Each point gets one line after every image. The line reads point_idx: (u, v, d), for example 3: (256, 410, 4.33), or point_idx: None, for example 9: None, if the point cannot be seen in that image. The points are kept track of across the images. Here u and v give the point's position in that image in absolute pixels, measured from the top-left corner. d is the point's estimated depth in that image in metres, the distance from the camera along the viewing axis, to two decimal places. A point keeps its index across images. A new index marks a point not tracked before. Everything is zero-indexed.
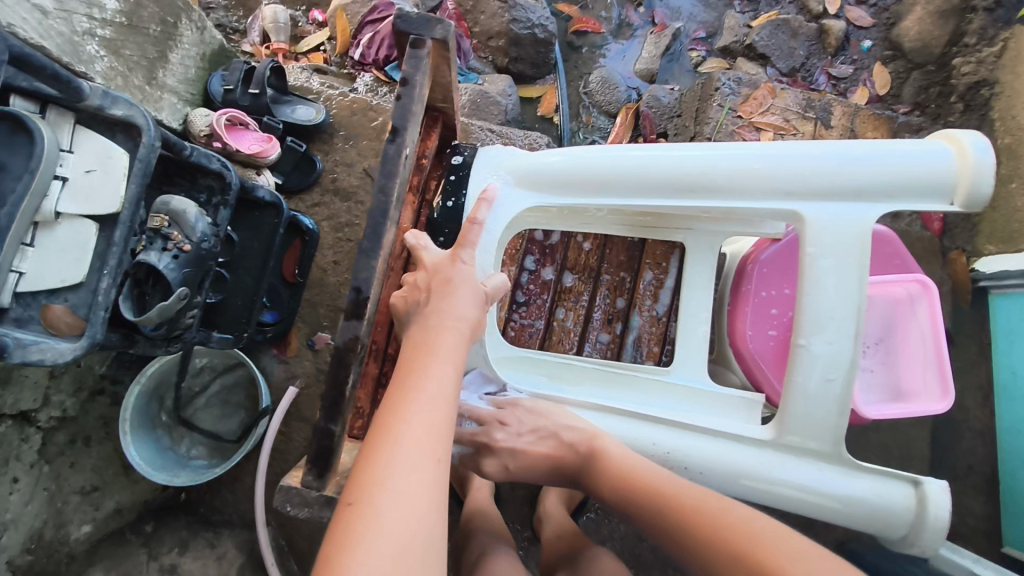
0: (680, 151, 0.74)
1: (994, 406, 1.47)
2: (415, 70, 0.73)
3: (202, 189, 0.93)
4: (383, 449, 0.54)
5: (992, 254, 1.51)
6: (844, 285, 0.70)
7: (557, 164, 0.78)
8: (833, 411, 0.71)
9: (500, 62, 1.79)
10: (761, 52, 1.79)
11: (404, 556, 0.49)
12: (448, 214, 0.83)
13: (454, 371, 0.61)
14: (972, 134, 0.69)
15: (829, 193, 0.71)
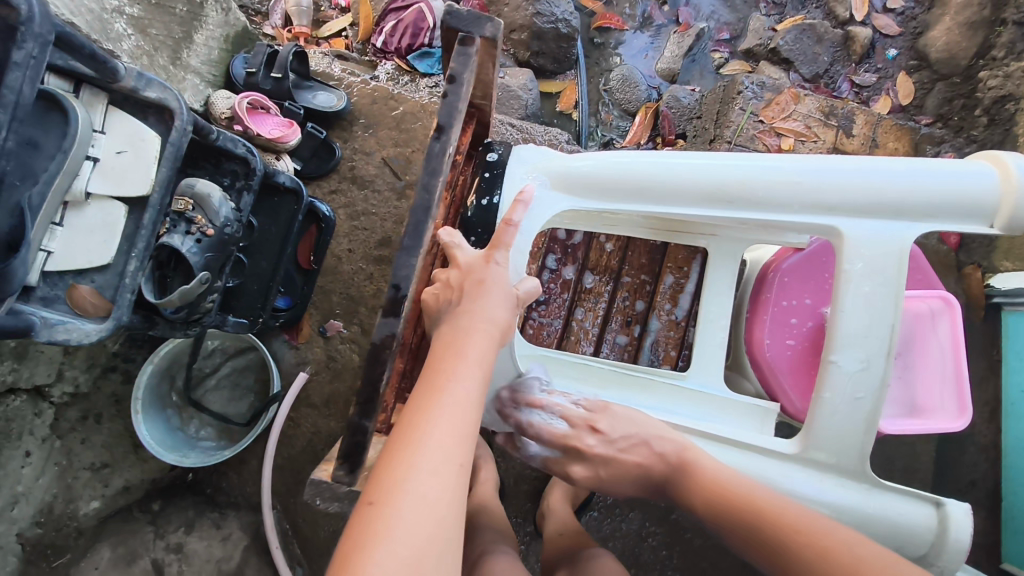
0: (715, 159, 0.74)
1: (1002, 424, 1.47)
2: (463, 68, 0.72)
3: (226, 173, 0.93)
4: (405, 450, 0.54)
5: (1008, 271, 1.50)
6: (876, 304, 0.70)
7: (592, 168, 0.78)
8: (858, 429, 0.72)
9: (521, 55, 1.78)
10: (785, 57, 1.78)
11: (419, 556, 0.49)
12: (481, 213, 0.81)
13: (480, 375, 0.61)
14: (1015, 156, 0.69)
15: (869, 210, 0.70)
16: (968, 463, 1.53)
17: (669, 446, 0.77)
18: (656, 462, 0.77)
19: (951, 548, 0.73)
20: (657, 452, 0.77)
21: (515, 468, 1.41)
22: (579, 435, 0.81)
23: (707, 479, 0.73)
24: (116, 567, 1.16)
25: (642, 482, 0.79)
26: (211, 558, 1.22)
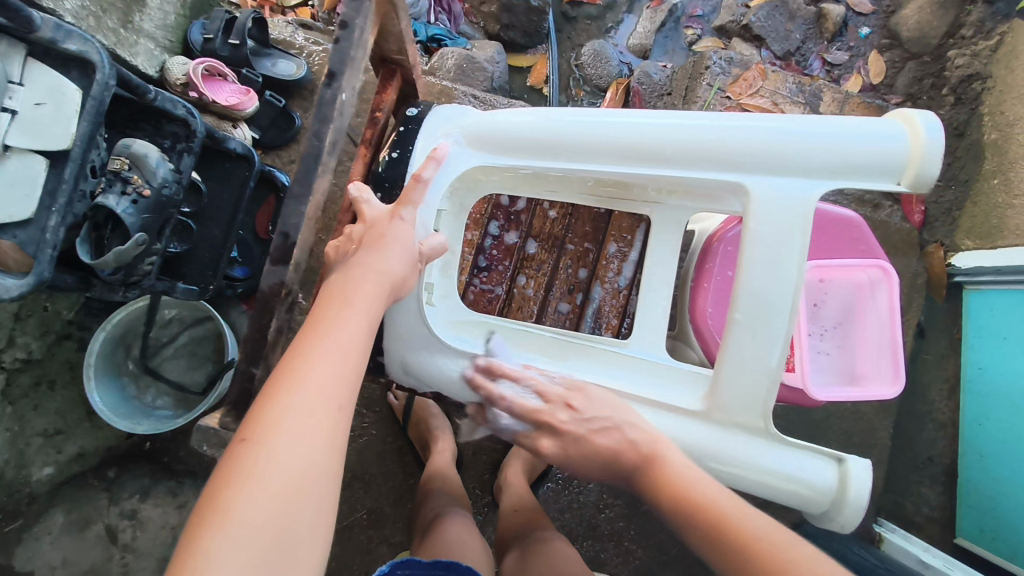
0: (630, 119, 0.74)
1: (959, 401, 1.49)
2: (356, 14, 0.73)
3: (166, 136, 0.93)
4: (282, 392, 0.55)
5: (970, 249, 1.51)
6: (782, 262, 0.69)
7: (509, 126, 0.78)
8: (762, 385, 0.72)
9: (491, 28, 1.76)
10: (757, 34, 1.75)
11: (287, 490, 0.50)
12: (392, 165, 0.82)
13: (367, 324, 0.63)
14: (925, 114, 0.67)
15: (777, 167, 0.69)
16: (925, 439, 1.56)
17: (643, 436, 0.72)
18: (628, 450, 0.71)
19: (850, 505, 0.74)
20: (629, 438, 0.72)
21: (474, 439, 1.42)
22: (553, 410, 0.75)
23: (673, 477, 0.67)
24: (69, 532, 1.20)
25: (613, 470, 0.73)
26: (166, 524, 1.25)
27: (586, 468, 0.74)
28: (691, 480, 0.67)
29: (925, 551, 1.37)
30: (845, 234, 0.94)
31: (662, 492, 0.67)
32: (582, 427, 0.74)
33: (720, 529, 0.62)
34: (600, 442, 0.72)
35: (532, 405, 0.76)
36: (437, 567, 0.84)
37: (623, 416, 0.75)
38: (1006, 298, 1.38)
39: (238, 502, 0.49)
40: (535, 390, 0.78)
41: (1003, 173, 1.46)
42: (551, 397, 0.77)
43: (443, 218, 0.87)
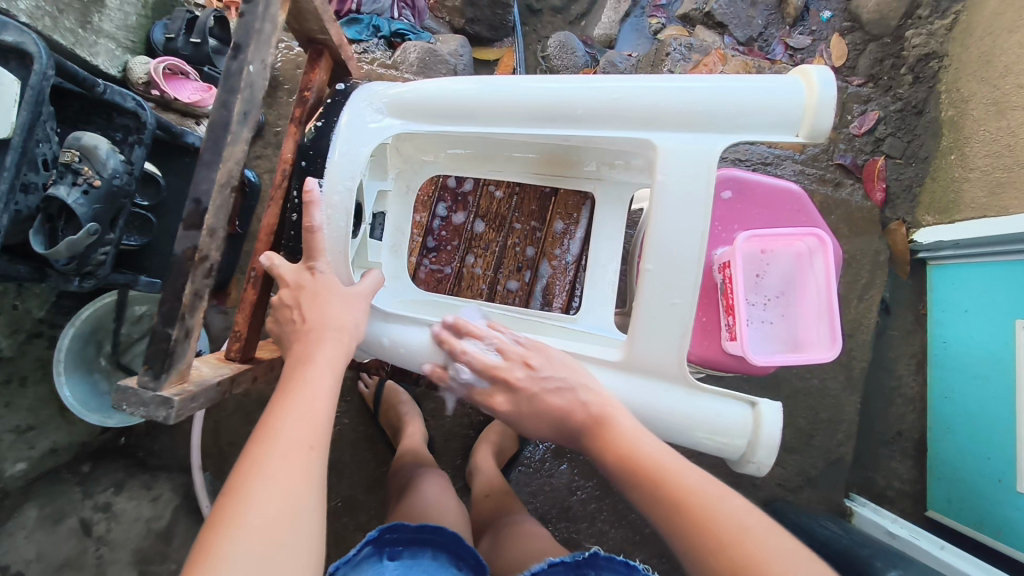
0: (539, 82, 0.74)
1: (927, 375, 1.53)
2: None
3: (118, 128, 0.95)
4: (259, 447, 0.60)
5: (930, 225, 1.53)
6: (688, 213, 0.71)
7: (427, 92, 0.77)
8: (676, 334, 0.74)
9: (456, 23, 1.78)
10: (720, 20, 1.75)
11: (295, 501, 0.57)
12: (317, 135, 0.78)
13: (333, 375, 0.68)
14: (820, 68, 0.69)
15: (681, 122, 0.71)
16: (895, 415, 1.58)
17: (595, 398, 0.73)
18: (577, 411, 0.73)
19: (764, 445, 0.78)
20: (582, 400, 0.73)
21: (445, 425, 1.43)
22: (510, 367, 0.76)
23: (621, 438, 0.70)
24: (43, 526, 1.20)
25: (564, 429, 0.75)
26: (141, 517, 1.27)
27: (535, 426, 0.77)
28: (633, 441, 0.69)
29: (893, 523, 1.39)
30: (786, 206, 0.97)
31: (607, 454, 0.70)
32: (537, 385, 0.75)
33: (656, 486, 0.65)
34: (553, 401, 0.74)
35: (483, 362, 0.77)
36: (425, 531, 0.84)
37: (582, 378, 0.76)
38: (967, 271, 1.41)
39: (245, 509, 0.55)
40: (496, 347, 0.78)
41: (958, 149, 1.50)
42: (510, 355, 0.77)
43: (388, 200, 0.91)
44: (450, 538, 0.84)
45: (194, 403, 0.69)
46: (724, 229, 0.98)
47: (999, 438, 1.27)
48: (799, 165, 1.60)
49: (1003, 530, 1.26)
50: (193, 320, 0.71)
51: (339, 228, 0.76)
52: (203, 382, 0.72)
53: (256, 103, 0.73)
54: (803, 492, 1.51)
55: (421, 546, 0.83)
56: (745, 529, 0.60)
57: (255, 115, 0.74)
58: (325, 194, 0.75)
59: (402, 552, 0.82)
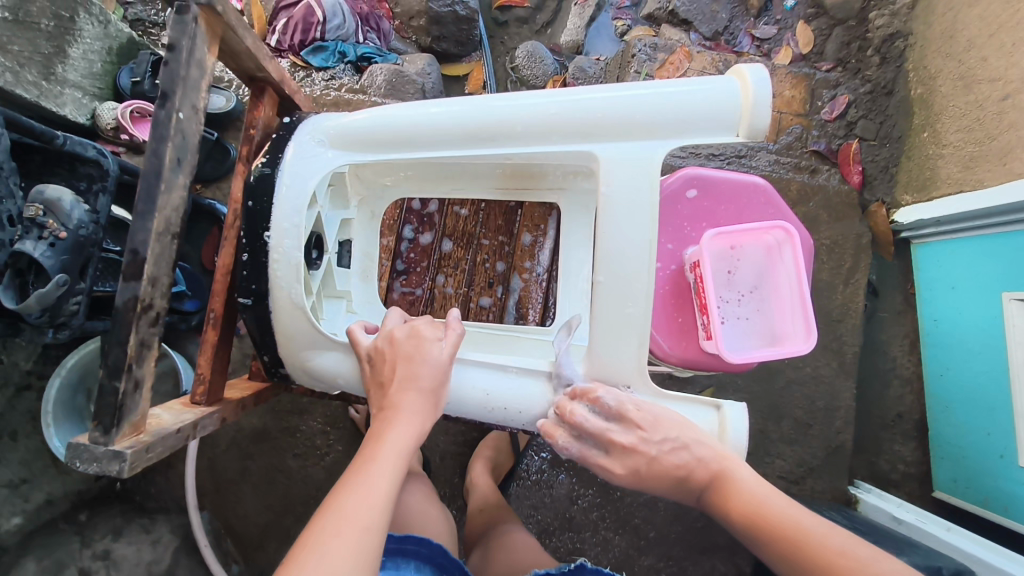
0: (479, 102, 0.74)
1: (921, 354, 1.52)
2: (180, 36, 0.70)
3: (82, 177, 0.97)
4: (354, 472, 0.65)
5: (909, 204, 1.52)
6: (635, 222, 0.71)
7: (370, 121, 0.77)
8: (632, 344, 0.74)
9: (423, 42, 1.77)
10: (684, 18, 1.74)
11: (375, 516, 0.61)
12: (262, 179, 0.76)
13: (423, 406, 0.73)
14: (754, 67, 0.69)
15: (620, 132, 0.71)
16: (893, 397, 1.57)
17: (709, 452, 0.71)
18: (697, 468, 0.70)
19: (732, 447, 0.78)
20: (698, 457, 0.70)
21: (439, 445, 1.43)
22: (622, 431, 0.71)
23: (744, 494, 0.68)
24: None
25: (682, 488, 0.71)
26: (141, 561, 1.23)
27: (653, 488, 0.72)
28: (762, 498, 0.68)
29: (898, 507, 1.37)
30: (753, 198, 0.97)
31: (733, 510, 0.68)
32: (654, 449, 0.70)
33: (796, 547, 0.64)
34: (670, 462, 0.70)
35: (603, 426, 0.72)
36: (408, 541, 0.85)
37: (694, 433, 0.72)
38: (950, 247, 1.41)
39: (324, 521, 0.59)
40: (613, 406, 0.72)
41: (930, 126, 1.50)
42: (626, 419, 0.71)
43: (353, 228, 0.92)
44: (434, 551, 0.85)
45: (149, 452, 0.68)
46: (692, 227, 0.98)
47: (996, 411, 1.26)
48: (774, 156, 1.59)
49: (1009, 505, 1.23)
50: (142, 370, 0.71)
51: (290, 265, 0.75)
52: (159, 432, 0.71)
53: (190, 148, 0.74)
54: (807, 483, 1.49)
55: (403, 558, 0.84)
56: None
57: (190, 161, 0.74)
58: (274, 238, 0.75)
59: (384, 562, 0.82)
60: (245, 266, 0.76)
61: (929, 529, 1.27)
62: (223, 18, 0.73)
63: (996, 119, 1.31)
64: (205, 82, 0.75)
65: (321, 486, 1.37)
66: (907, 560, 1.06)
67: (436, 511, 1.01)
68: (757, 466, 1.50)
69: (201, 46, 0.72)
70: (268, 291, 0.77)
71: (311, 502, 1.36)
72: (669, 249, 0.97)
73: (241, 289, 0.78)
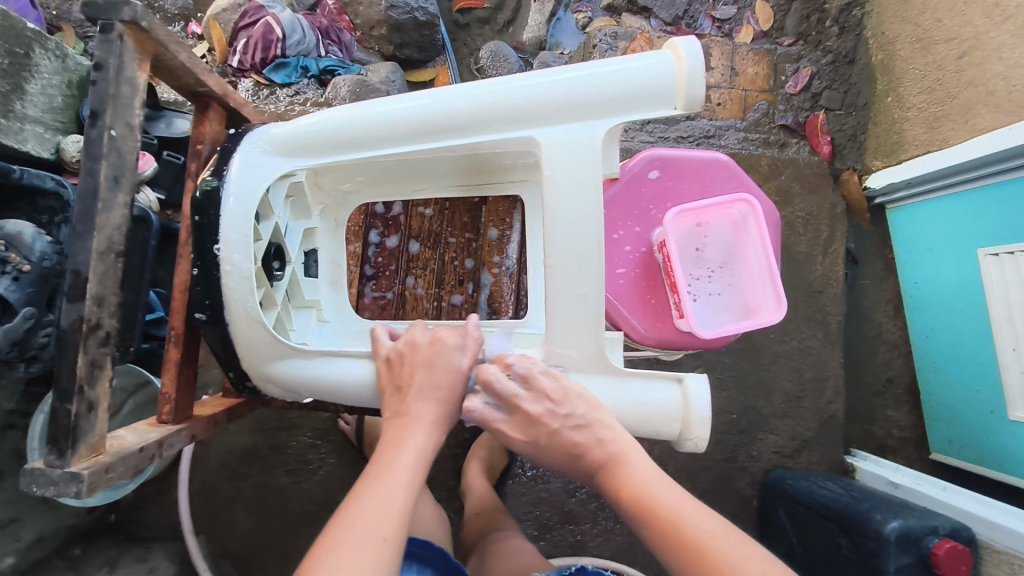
0: (418, 97, 0.74)
1: (906, 318, 1.53)
2: (108, 55, 0.71)
3: (43, 210, 0.97)
4: (372, 478, 0.66)
5: (880, 169, 1.53)
6: (580, 204, 0.71)
7: (312, 126, 0.77)
8: (590, 324, 0.73)
9: (386, 51, 1.77)
10: (642, 6, 1.74)
11: (392, 525, 0.61)
12: (207, 194, 0.76)
13: (443, 408, 0.74)
14: (686, 40, 0.69)
15: (558, 115, 0.71)
16: (881, 362, 1.58)
17: (613, 434, 0.72)
18: (594, 448, 0.71)
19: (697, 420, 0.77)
20: (599, 437, 0.71)
21: None
22: (529, 399, 0.72)
23: (631, 481, 0.69)
24: None
25: (579, 464, 0.73)
26: None
27: (553, 461, 0.74)
28: (647, 484, 0.68)
29: (895, 472, 1.37)
30: (716, 174, 0.97)
31: (621, 493, 0.69)
32: (559, 421, 0.71)
33: (663, 529, 0.65)
34: (571, 437, 0.71)
35: (512, 389, 0.72)
36: (409, 544, 0.85)
37: (603, 416, 0.73)
38: (925, 208, 1.41)
39: (347, 527, 0.60)
40: (522, 373, 0.72)
41: (893, 91, 1.50)
42: (536, 387, 0.72)
43: (318, 237, 0.93)
44: (434, 554, 0.86)
45: (105, 474, 0.67)
46: (658, 209, 0.98)
47: (984, 368, 1.26)
48: (742, 133, 1.59)
49: (1004, 460, 1.24)
50: (95, 391, 0.70)
51: (243, 277, 0.75)
52: (121, 451, 0.71)
53: (128, 166, 0.74)
54: (802, 455, 1.49)
55: (407, 560, 0.84)
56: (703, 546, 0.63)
57: (130, 178, 0.75)
58: (223, 252, 0.75)
59: None
60: (196, 281, 0.77)
61: (927, 490, 1.27)
62: (151, 34, 0.73)
63: (955, 77, 1.32)
64: (141, 100, 0.76)
65: (316, 500, 1.36)
66: (905, 523, 1.07)
67: (428, 513, 1.01)
68: (752, 443, 1.49)
69: (129, 62, 0.73)
70: (222, 303, 0.77)
71: (307, 517, 1.35)
72: (637, 232, 0.98)
73: (197, 304, 0.78)
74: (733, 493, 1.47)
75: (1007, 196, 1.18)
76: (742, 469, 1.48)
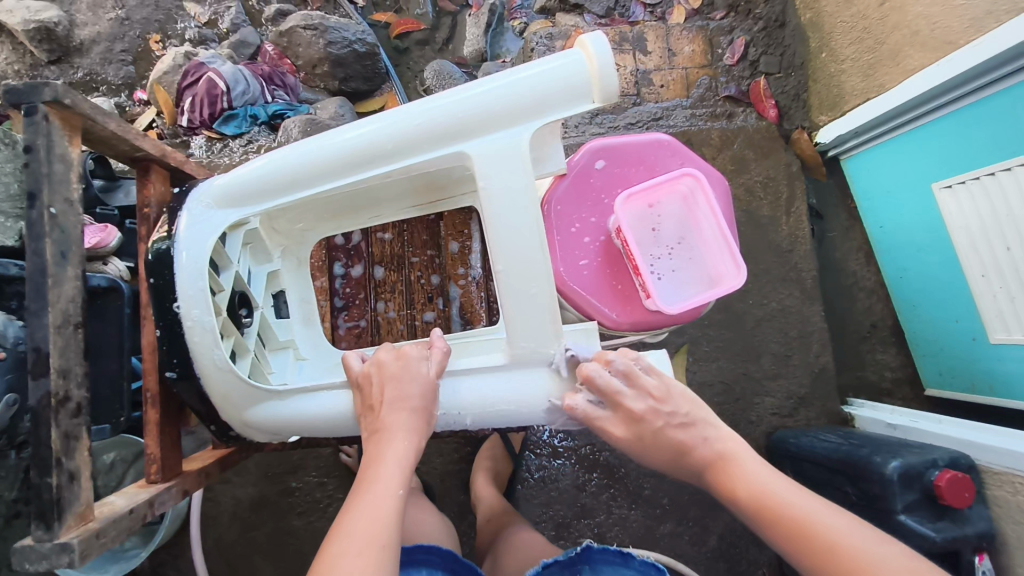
0: (346, 131, 0.76)
1: (878, 262, 1.57)
2: (37, 137, 0.73)
3: (11, 296, 0.97)
4: (359, 492, 0.69)
5: (828, 123, 1.55)
6: (515, 208, 0.74)
7: (249, 175, 0.78)
8: (544, 317, 0.76)
9: (331, 87, 1.77)
10: (574, 2, 1.79)
11: (386, 534, 0.64)
12: (160, 254, 0.78)
13: (418, 416, 0.76)
14: (592, 36, 0.72)
15: (481, 127, 0.73)
16: (862, 308, 1.61)
17: (717, 435, 0.76)
18: (702, 448, 0.75)
19: None
20: (705, 436, 0.75)
21: (438, 467, 1.43)
22: (633, 397, 0.76)
23: (746, 481, 0.72)
24: None
25: (683, 464, 0.76)
26: None
27: (651, 459, 0.78)
28: (765, 483, 0.71)
29: (892, 414, 1.40)
30: (659, 154, 1.00)
31: (739, 493, 0.72)
32: (662, 420, 0.75)
33: (798, 527, 0.67)
34: (675, 435, 0.75)
35: (613, 385, 0.76)
36: (420, 551, 0.87)
37: (705, 414, 0.77)
38: (875, 154, 1.45)
39: (341, 543, 0.63)
40: (623, 370, 0.77)
41: (825, 47, 1.55)
42: (637, 384, 0.77)
43: (284, 279, 0.95)
44: (446, 556, 0.87)
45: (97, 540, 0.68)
46: (609, 196, 1.00)
47: (958, 298, 1.29)
48: (689, 110, 1.64)
49: (995, 385, 1.27)
50: (75, 462, 0.72)
51: (206, 327, 0.76)
52: (111, 515, 0.73)
53: (73, 240, 0.76)
54: (801, 413, 1.50)
55: (417, 567, 0.86)
56: (832, 543, 0.64)
57: (77, 253, 0.76)
58: (184, 309, 0.76)
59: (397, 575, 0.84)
60: (161, 341, 0.79)
61: (925, 425, 1.30)
62: (76, 110, 0.75)
63: (880, 24, 1.36)
64: (77, 175, 0.77)
65: None
66: (905, 461, 1.08)
67: (438, 530, 1.02)
68: (749, 409, 1.50)
69: (58, 140, 0.74)
70: (190, 358, 0.78)
71: None
72: (594, 222, 0.99)
73: (166, 363, 0.79)
74: None
75: (952, 129, 1.21)
76: (744, 435, 1.50)
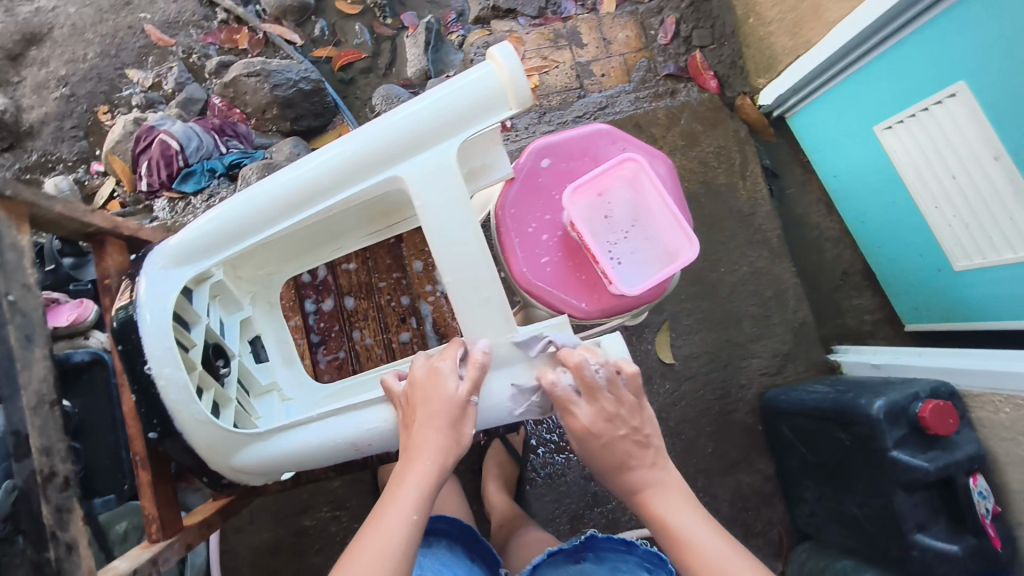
0: (283, 175, 0.79)
1: (838, 210, 1.61)
2: None
3: None
4: (377, 516, 0.72)
5: (767, 86, 1.61)
6: (454, 221, 0.77)
7: (198, 232, 0.81)
8: (499, 320, 0.80)
9: (284, 127, 1.78)
10: (506, 8, 1.81)
11: (390, 560, 0.68)
12: (124, 321, 0.80)
13: (449, 432, 0.77)
14: (500, 48, 0.75)
15: (409, 150, 0.76)
16: (832, 258, 1.65)
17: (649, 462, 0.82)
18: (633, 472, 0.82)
19: None
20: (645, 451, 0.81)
21: None
22: (578, 407, 0.79)
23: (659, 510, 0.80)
24: None
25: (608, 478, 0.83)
26: None
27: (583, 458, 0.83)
28: (677, 513, 0.79)
29: (875, 355, 1.43)
30: (598, 143, 1.03)
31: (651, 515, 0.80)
32: (610, 431, 0.80)
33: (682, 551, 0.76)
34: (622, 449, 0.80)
35: (570, 394, 0.79)
36: (441, 522, 1.01)
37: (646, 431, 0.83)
38: (814, 108, 1.49)
39: (347, 570, 0.67)
40: (581, 380, 0.78)
41: (752, 12, 1.59)
42: (592, 396, 0.79)
43: (257, 323, 0.97)
44: (459, 526, 1.01)
45: None
46: (558, 192, 1.02)
47: (919, 232, 1.32)
48: (632, 94, 1.67)
49: (968, 310, 1.30)
50: (71, 533, 0.74)
51: (178, 384, 0.79)
52: None
53: (37, 322, 0.78)
54: (789, 369, 1.53)
55: (437, 535, 1.00)
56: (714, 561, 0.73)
57: (42, 334, 0.78)
58: (154, 371, 0.78)
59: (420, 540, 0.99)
60: (138, 404, 0.80)
61: (905, 360, 1.33)
62: (20, 199, 0.77)
63: None
64: (29, 260, 0.79)
65: None
66: (888, 399, 1.11)
67: None
68: (738, 373, 1.53)
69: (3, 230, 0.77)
70: (170, 417, 0.80)
71: None
72: (548, 219, 1.01)
73: (146, 425, 0.81)
74: (738, 426, 1.51)
75: (881, 72, 1.25)
76: (738, 400, 1.52)
